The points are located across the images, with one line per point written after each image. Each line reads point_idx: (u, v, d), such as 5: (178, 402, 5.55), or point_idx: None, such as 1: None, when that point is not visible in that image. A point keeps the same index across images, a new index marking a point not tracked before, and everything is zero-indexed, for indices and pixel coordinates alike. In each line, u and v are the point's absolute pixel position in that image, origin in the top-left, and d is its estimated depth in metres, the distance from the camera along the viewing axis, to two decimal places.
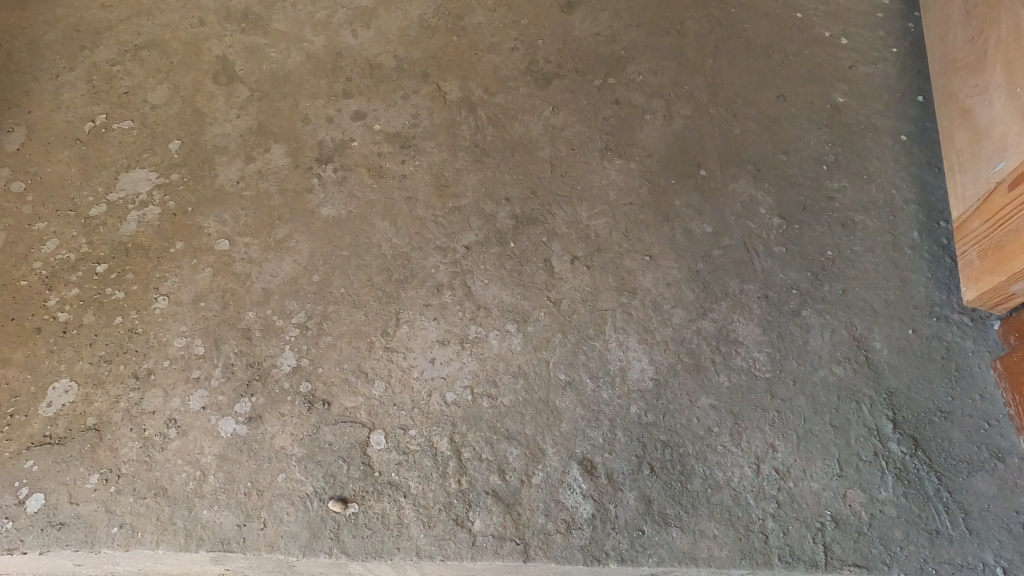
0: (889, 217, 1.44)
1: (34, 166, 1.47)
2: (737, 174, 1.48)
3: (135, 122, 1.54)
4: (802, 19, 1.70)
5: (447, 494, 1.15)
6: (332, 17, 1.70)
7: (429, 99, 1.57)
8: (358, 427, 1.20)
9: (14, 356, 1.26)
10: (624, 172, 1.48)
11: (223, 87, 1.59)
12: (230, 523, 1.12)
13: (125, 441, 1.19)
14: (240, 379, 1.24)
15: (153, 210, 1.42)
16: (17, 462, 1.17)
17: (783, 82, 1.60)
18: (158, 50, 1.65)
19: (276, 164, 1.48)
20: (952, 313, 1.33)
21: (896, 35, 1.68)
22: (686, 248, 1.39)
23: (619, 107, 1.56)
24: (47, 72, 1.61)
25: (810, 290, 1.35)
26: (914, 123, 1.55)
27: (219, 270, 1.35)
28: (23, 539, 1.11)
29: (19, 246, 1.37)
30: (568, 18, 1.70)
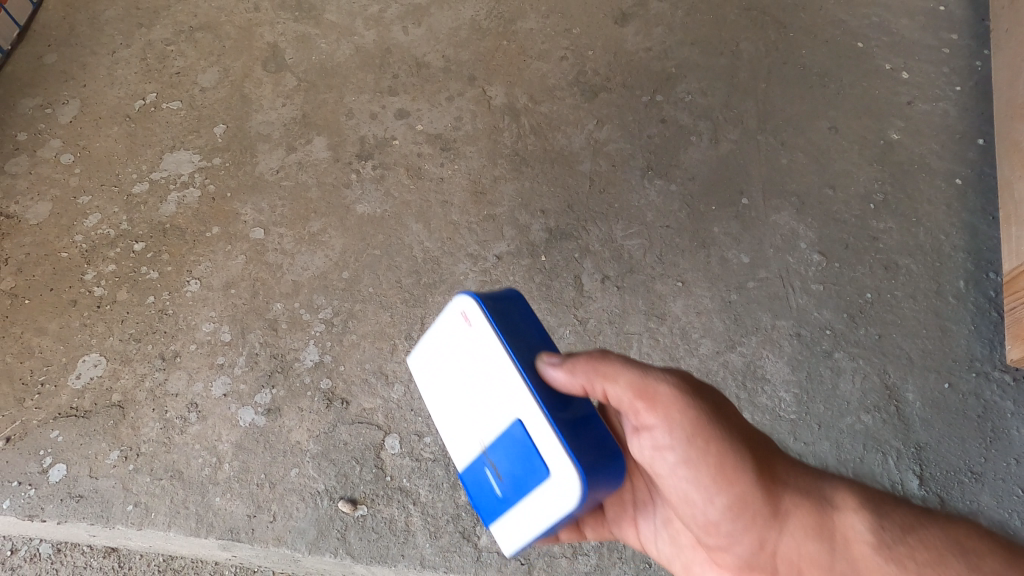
0: (935, 263, 1.39)
1: (84, 139, 1.50)
2: (779, 206, 1.44)
3: (183, 103, 1.56)
4: (863, 50, 1.64)
5: (456, 506, 1.14)
6: (384, 12, 1.70)
7: (473, 103, 1.56)
8: (374, 429, 1.20)
9: (49, 327, 1.29)
10: (663, 194, 1.46)
11: (272, 75, 1.60)
12: (240, 512, 1.13)
13: (147, 421, 1.21)
14: (262, 369, 1.25)
15: (193, 193, 1.43)
16: (44, 431, 1.19)
17: (837, 114, 1.56)
18: (212, 33, 1.67)
19: (317, 156, 1.48)
20: (994, 370, 1.28)
21: (962, 72, 1.61)
22: (721, 277, 1.36)
23: (665, 126, 1.54)
24: (104, 47, 1.64)
25: (845, 333, 1.31)
26: (970, 167, 1.49)
27: (251, 258, 1.36)
28: (42, 508, 1.14)
29: (62, 218, 1.40)
30: (621, 30, 1.67)
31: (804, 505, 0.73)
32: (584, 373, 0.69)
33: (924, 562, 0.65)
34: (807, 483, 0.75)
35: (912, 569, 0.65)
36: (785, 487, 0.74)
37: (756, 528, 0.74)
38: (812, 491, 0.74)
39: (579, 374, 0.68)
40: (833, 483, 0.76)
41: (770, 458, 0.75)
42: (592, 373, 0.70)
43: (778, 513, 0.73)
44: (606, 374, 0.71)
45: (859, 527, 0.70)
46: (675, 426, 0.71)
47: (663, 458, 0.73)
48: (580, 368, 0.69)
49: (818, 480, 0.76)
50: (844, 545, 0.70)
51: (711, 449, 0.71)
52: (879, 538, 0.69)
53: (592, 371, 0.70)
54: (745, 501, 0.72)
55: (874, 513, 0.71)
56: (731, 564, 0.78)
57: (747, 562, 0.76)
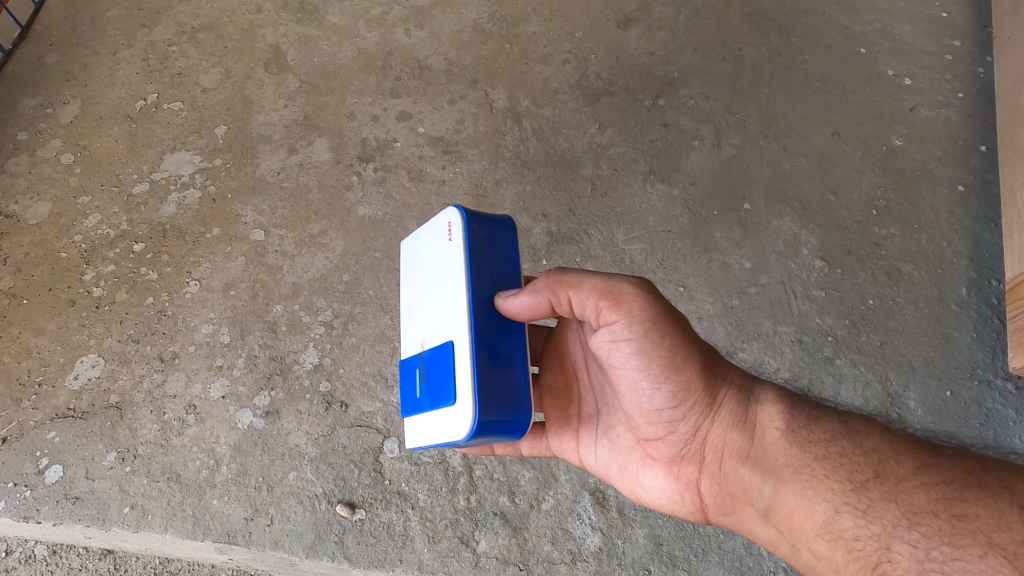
0: (937, 270, 1.38)
1: (85, 139, 1.50)
2: (781, 212, 1.44)
3: (184, 104, 1.55)
4: (866, 56, 1.64)
5: (454, 511, 1.14)
6: (386, 15, 1.70)
7: (475, 106, 1.56)
8: (373, 432, 1.19)
9: (47, 327, 1.28)
10: (665, 198, 1.45)
11: (274, 76, 1.60)
12: (237, 516, 1.13)
13: (145, 423, 1.20)
14: (261, 372, 1.24)
15: (194, 194, 1.43)
16: (40, 432, 1.19)
17: (839, 119, 1.55)
18: (214, 34, 1.66)
19: (318, 158, 1.48)
20: (996, 379, 1.28)
21: (964, 79, 1.61)
22: (723, 283, 1.36)
23: (668, 130, 1.53)
24: (106, 47, 1.64)
25: (847, 339, 1.31)
26: (973, 174, 1.49)
27: (251, 260, 1.35)
28: (38, 509, 1.13)
29: (62, 217, 1.40)
30: (624, 34, 1.67)
31: (731, 398, 0.80)
32: (545, 288, 0.76)
33: (818, 441, 0.72)
34: (733, 379, 0.81)
35: (809, 447, 0.72)
36: (716, 382, 0.80)
37: (689, 418, 0.80)
38: (737, 387, 0.81)
39: (541, 286, 0.75)
40: (757, 381, 0.82)
41: (707, 358, 0.81)
42: (554, 283, 0.77)
43: (708, 403, 0.80)
44: (567, 283, 0.78)
45: (775, 416, 0.77)
46: (627, 330, 0.77)
47: (610, 359, 0.79)
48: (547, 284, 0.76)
49: (746, 378, 0.82)
50: (761, 431, 0.77)
51: (662, 351, 0.77)
52: (789, 422, 0.75)
53: (555, 283, 0.77)
54: (682, 392, 0.79)
55: (786, 402, 0.78)
56: (665, 458, 0.84)
57: (680, 453, 0.83)
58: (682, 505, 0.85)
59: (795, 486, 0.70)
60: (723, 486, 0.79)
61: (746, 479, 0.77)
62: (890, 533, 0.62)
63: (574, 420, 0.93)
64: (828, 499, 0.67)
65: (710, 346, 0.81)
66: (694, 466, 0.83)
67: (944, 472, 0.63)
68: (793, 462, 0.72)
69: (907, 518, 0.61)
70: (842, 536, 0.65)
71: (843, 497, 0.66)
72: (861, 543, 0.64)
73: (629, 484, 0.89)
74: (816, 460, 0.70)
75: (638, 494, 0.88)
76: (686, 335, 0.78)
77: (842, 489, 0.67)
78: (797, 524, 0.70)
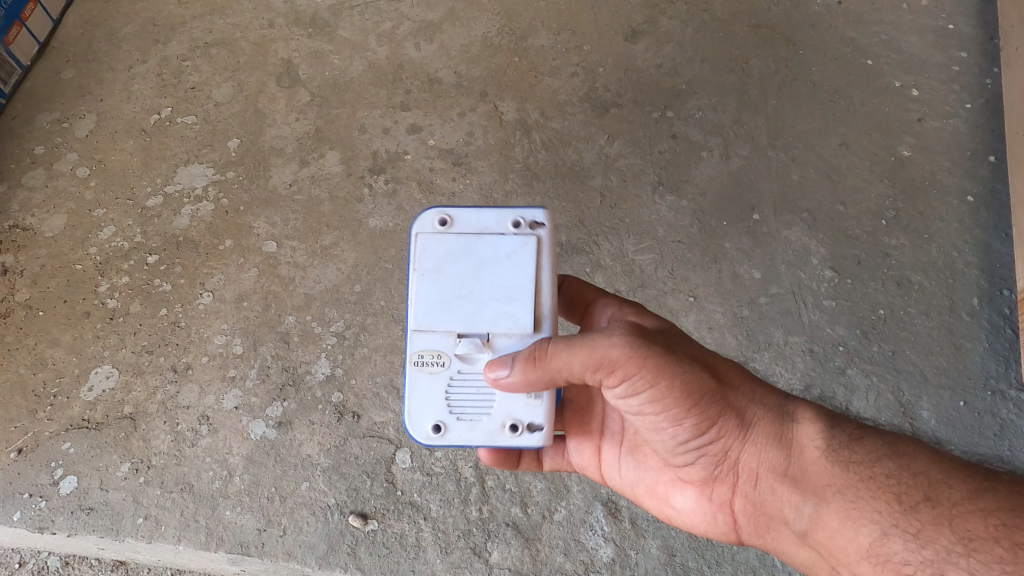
0: (948, 279, 1.38)
1: (100, 153, 1.52)
2: (791, 222, 1.44)
3: (198, 117, 1.57)
4: (873, 67, 1.65)
5: (467, 522, 1.14)
6: (396, 29, 1.72)
7: (485, 119, 1.57)
8: (385, 443, 1.20)
9: (63, 338, 1.29)
10: (675, 209, 1.46)
11: (286, 90, 1.62)
12: (250, 526, 1.13)
13: (158, 434, 1.21)
14: (273, 383, 1.25)
15: (207, 206, 1.44)
16: (55, 443, 1.20)
17: (847, 130, 1.56)
18: (227, 48, 1.69)
19: (329, 170, 1.49)
20: (1010, 389, 1.27)
21: (972, 89, 1.61)
22: (733, 293, 1.36)
23: (676, 142, 1.54)
24: (121, 63, 1.66)
25: (858, 349, 1.31)
26: (982, 184, 1.49)
27: (264, 271, 1.36)
28: (53, 520, 1.13)
29: (77, 230, 1.42)
30: (631, 47, 1.68)
31: (762, 421, 0.79)
32: (533, 369, 0.72)
33: (862, 461, 0.72)
34: (764, 398, 0.80)
35: (851, 469, 0.72)
36: (741, 406, 0.79)
37: (719, 444, 0.79)
38: (771, 409, 0.80)
39: (528, 376, 0.73)
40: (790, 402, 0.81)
41: (727, 387, 0.78)
42: (541, 358, 0.72)
43: (740, 427, 0.79)
44: (556, 359, 0.72)
45: (813, 436, 0.76)
46: (636, 380, 0.73)
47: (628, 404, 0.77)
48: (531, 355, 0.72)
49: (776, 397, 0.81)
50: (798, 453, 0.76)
51: (673, 390, 0.75)
52: (829, 443, 0.75)
53: (542, 367, 0.72)
54: (706, 423, 0.78)
55: (825, 422, 0.77)
56: (695, 481, 0.84)
57: (711, 476, 0.82)
58: (715, 525, 0.85)
59: (837, 508, 0.71)
60: (758, 507, 0.80)
61: (783, 500, 0.77)
62: (943, 559, 0.63)
63: (596, 437, 0.92)
64: (874, 521, 0.68)
65: (722, 373, 0.78)
66: (726, 488, 0.82)
67: (999, 497, 0.64)
68: (836, 483, 0.72)
69: (963, 544, 0.62)
70: (889, 560, 0.66)
71: (890, 521, 0.67)
72: (911, 568, 0.65)
73: (659, 505, 0.90)
74: (861, 481, 0.71)
75: (668, 514, 0.89)
76: (695, 369, 0.75)
77: (887, 512, 0.68)
78: (838, 545, 0.70)
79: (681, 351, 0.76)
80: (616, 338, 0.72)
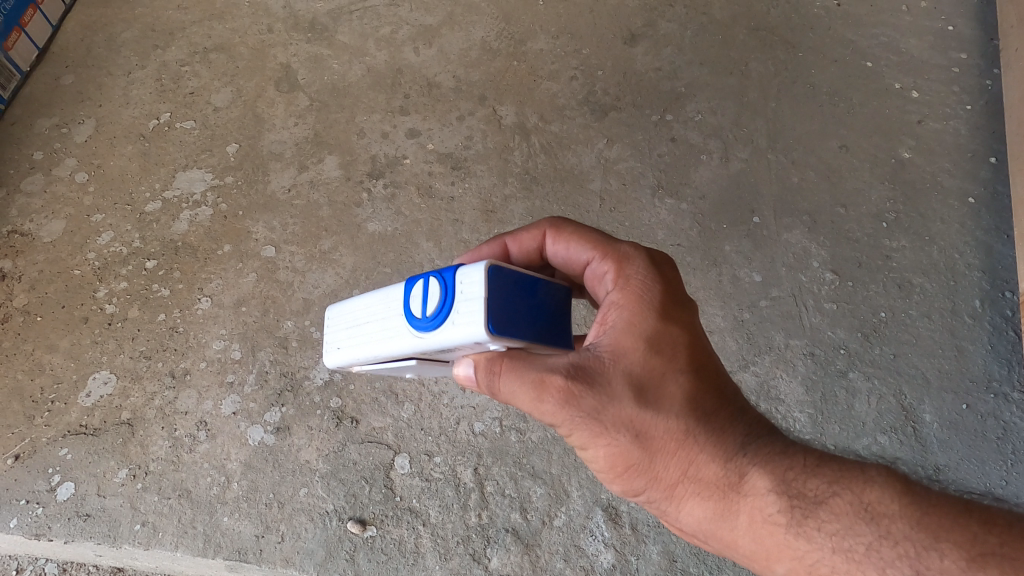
0: (950, 281, 1.37)
1: (99, 158, 1.52)
2: (791, 225, 1.44)
3: (197, 122, 1.57)
4: (873, 69, 1.65)
5: (466, 528, 1.13)
6: (395, 33, 1.72)
7: (484, 122, 1.57)
8: (384, 448, 1.19)
9: (61, 344, 1.29)
10: (674, 212, 1.45)
11: (285, 95, 1.62)
12: (248, 533, 1.12)
13: (156, 439, 1.20)
14: (272, 388, 1.24)
15: (206, 211, 1.44)
16: (53, 449, 1.19)
17: (847, 132, 1.56)
18: (226, 53, 1.69)
19: (328, 175, 1.49)
20: (1013, 392, 1.26)
21: (972, 90, 1.60)
22: (733, 296, 1.36)
23: (676, 145, 1.54)
24: (120, 68, 1.66)
25: (860, 352, 1.30)
26: (983, 186, 1.48)
27: (263, 276, 1.36)
28: (50, 527, 1.13)
29: (75, 236, 1.41)
30: (630, 50, 1.68)
31: (704, 494, 0.65)
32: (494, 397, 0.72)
33: (843, 517, 0.59)
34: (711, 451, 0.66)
35: (823, 536, 0.59)
36: (676, 474, 0.66)
37: (654, 508, 0.69)
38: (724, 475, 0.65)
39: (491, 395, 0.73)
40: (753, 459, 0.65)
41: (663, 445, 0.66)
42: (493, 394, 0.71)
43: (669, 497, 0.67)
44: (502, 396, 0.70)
45: (768, 509, 0.62)
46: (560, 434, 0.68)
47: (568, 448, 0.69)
48: (482, 387, 0.71)
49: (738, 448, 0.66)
50: (748, 523, 0.63)
51: (594, 451, 0.67)
52: (790, 510, 0.61)
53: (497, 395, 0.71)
54: (634, 487, 0.69)
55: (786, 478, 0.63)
56: None
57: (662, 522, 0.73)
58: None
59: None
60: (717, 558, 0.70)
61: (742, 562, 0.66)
62: None
63: None
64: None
65: (654, 436, 0.66)
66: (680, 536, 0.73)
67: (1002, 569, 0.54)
68: (800, 555, 0.60)
69: None
70: None
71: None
72: None
73: None
74: (831, 554, 0.59)
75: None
76: (616, 435, 0.66)
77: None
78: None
79: (604, 414, 0.66)
80: (545, 396, 0.66)
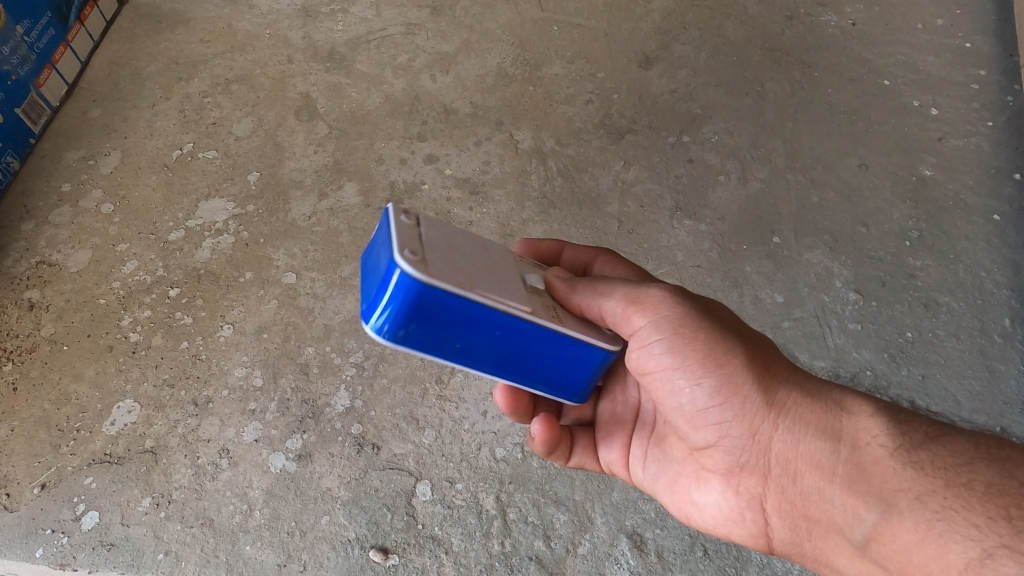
0: (978, 301, 1.35)
1: (124, 190, 1.55)
2: (812, 245, 1.43)
3: (219, 152, 1.60)
4: (890, 87, 1.64)
5: (489, 556, 1.12)
6: (412, 61, 1.74)
7: (501, 147, 1.58)
8: (405, 475, 1.18)
9: (86, 373, 1.31)
10: (693, 234, 1.45)
11: (304, 123, 1.64)
12: (271, 562, 1.12)
13: (179, 467, 1.21)
14: (293, 415, 1.25)
15: (228, 239, 1.46)
16: (78, 478, 1.20)
17: (866, 151, 1.55)
18: (247, 84, 1.72)
19: (348, 202, 1.51)
20: None
21: (992, 107, 1.59)
22: (755, 317, 1.34)
23: (693, 166, 1.54)
24: (146, 101, 1.70)
25: (886, 373, 1.28)
26: (1008, 202, 1.46)
27: (284, 302, 1.37)
28: (75, 556, 1.13)
29: (101, 265, 1.44)
30: (645, 73, 1.69)
31: (804, 406, 0.74)
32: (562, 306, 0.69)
33: (945, 468, 0.64)
34: (806, 387, 0.75)
35: (932, 473, 0.65)
36: (777, 384, 0.75)
37: (744, 429, 0.76)
38: (822, 395, 0.75)
39: (577, 294, 0.76)
40: (843, 391, 0.76)
41: (761, 362, 0.76)
42: (589, 291, 0.76)
43: (768, 404, 0.74)
44: (600, 289, 0.76)
45: (874, 432, 0.70)
46: (653, 332, 0.76)
47: (646, 356, 0.76)
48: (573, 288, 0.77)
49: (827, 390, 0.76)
50: (852, 445, 0.70)
51: (693, 346, 0.74)
52: (895, 441, 0.68)
53: (591, 288, 0.76)
54: (728, 394, 0.75)
55: (888, 417, 0.71)
56: (720, 471, 0.81)
57: (738, 463, 0.78)
58: (742, 525, 0.81)
59: (910, 515, 0.64)
60: (797, 502, 0.74)
61: (838, 500, 0.70)
62: None
63: (629, 427, 0.93)
64: (969, 538, 0.60)
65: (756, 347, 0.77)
66: (756, 479, 0.78)
67: None
68: (910, 487, 0.65)
69: None
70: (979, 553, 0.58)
71: (984, 542, 0.59)
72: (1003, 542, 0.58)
73: (679, 501, 0.87)
74: (948, 488, 0.63)
75: (688, 510, 0.86)
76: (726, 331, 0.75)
77: (985, 530, 0.59)
78: (915, 562, 0.63)
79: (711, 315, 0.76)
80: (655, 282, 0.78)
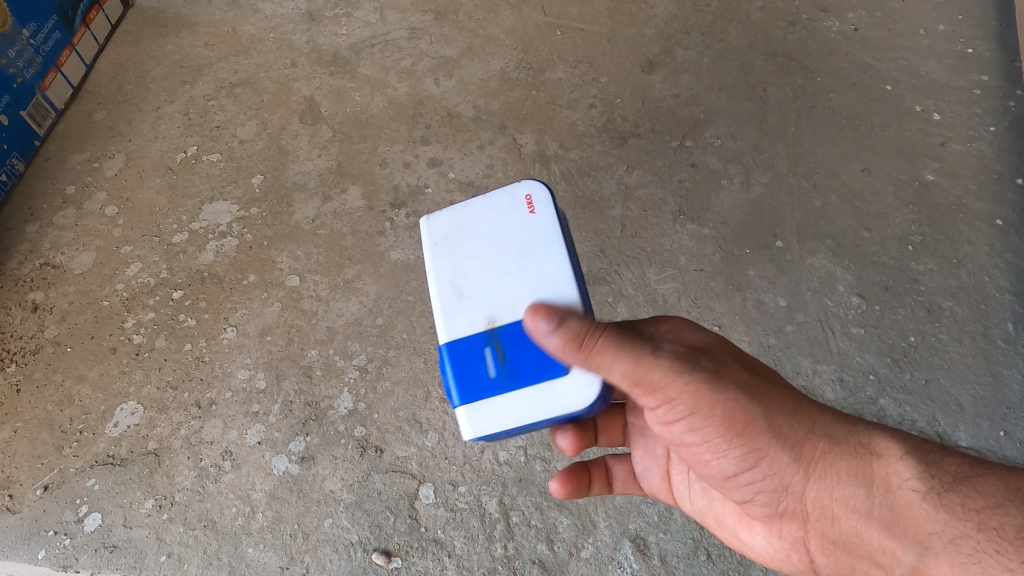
0: (980, 305, 1.35)
1: (128, 192, 1.55)
2: (815, 249, 1.43)
3: (223, 155, 1.60)
4: (892, 92, 1.64)
5: (492, 559, 1.11)
6: (416, 65, 1.75)
7: (504, 151, 1.59)
8: (408, 478, 1.18)
9: (89, 374, 1.31)
10: (696, 238, 1.45)
11: (308, 127, 1.65)
12: (274, 564, 1.12)
13: (181, 470, 1.21)
14: (296, 418, 1.25)
15: (231, 242, 1.46)
16: (81, 480, 1.20)
17: (869, 155, 1.55)
18: (251, 88, 1.73)
19: (351, 205, 1.51)
20: None
21: (995, 112, 1.59)
22: (758, 321, 1.35)
23: (696, 170, 1.54)
24: (150, 104, 1.70)
25: (889, 378, 1.28)
26: (1011, 207, 1.46)
27: (287, 305, 1.37)
28: (77, 558, 1.14)
29: (105, 267, 1.44)
30: (648, 78, 1.70)
31: (835, 454, 0.75)
32: (573, 356, 0.71)
33: (976, 510, 0.65)
34: (831, 434, 0.76)
35: (963, 514, 0.65)
36: (801, 435, 0.75)
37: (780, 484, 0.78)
38: (849, 439, 0.75)
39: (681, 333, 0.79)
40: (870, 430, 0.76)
41: (781, 421, 0.75)
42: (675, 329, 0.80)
43: (798, 460, 0.75)
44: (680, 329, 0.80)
45: (904, 475, 0.70)
46: (676, 401, 0.73)
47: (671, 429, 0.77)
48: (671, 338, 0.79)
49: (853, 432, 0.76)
50: (886, 490, 0.71)
51: (715, 415, 0.73)
52: (926, 485, 0.69)
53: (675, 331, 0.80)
54: (756, 453, 0.75)
55: (919, 458, 0.71)
56: (763, 517, 0.83)
57: (778, 512, 0.80)
58: (790, 562, 0.84)
59: (945, 556, 0.64)
60: (837, 545, 0.76)
61: (877, 545, 0.71)
62: None
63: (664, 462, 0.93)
64: None
65: (774, 400, 0.75)
66: (797, 525, 0.80)
67: None
68: (945, 530, 0.65)
69: None
70: None
71: None
72: None
73: (731, 535, 0.89)
74: (981, 531, 0.63)
75: (739, 545, 0.89)
76: (741, 396, 0.74)
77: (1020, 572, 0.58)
78: None
79: (723, 377, 0.74)
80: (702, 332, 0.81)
